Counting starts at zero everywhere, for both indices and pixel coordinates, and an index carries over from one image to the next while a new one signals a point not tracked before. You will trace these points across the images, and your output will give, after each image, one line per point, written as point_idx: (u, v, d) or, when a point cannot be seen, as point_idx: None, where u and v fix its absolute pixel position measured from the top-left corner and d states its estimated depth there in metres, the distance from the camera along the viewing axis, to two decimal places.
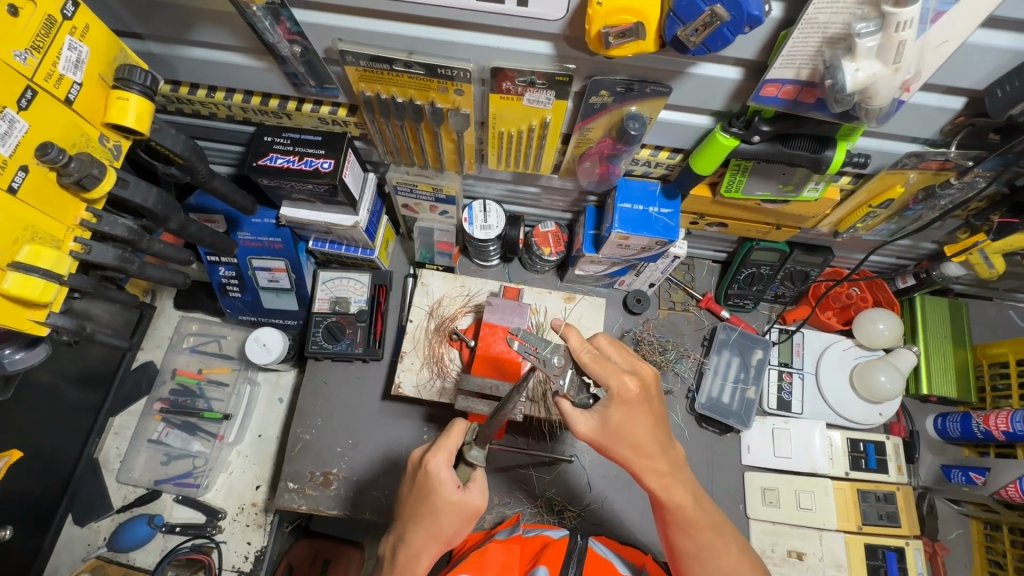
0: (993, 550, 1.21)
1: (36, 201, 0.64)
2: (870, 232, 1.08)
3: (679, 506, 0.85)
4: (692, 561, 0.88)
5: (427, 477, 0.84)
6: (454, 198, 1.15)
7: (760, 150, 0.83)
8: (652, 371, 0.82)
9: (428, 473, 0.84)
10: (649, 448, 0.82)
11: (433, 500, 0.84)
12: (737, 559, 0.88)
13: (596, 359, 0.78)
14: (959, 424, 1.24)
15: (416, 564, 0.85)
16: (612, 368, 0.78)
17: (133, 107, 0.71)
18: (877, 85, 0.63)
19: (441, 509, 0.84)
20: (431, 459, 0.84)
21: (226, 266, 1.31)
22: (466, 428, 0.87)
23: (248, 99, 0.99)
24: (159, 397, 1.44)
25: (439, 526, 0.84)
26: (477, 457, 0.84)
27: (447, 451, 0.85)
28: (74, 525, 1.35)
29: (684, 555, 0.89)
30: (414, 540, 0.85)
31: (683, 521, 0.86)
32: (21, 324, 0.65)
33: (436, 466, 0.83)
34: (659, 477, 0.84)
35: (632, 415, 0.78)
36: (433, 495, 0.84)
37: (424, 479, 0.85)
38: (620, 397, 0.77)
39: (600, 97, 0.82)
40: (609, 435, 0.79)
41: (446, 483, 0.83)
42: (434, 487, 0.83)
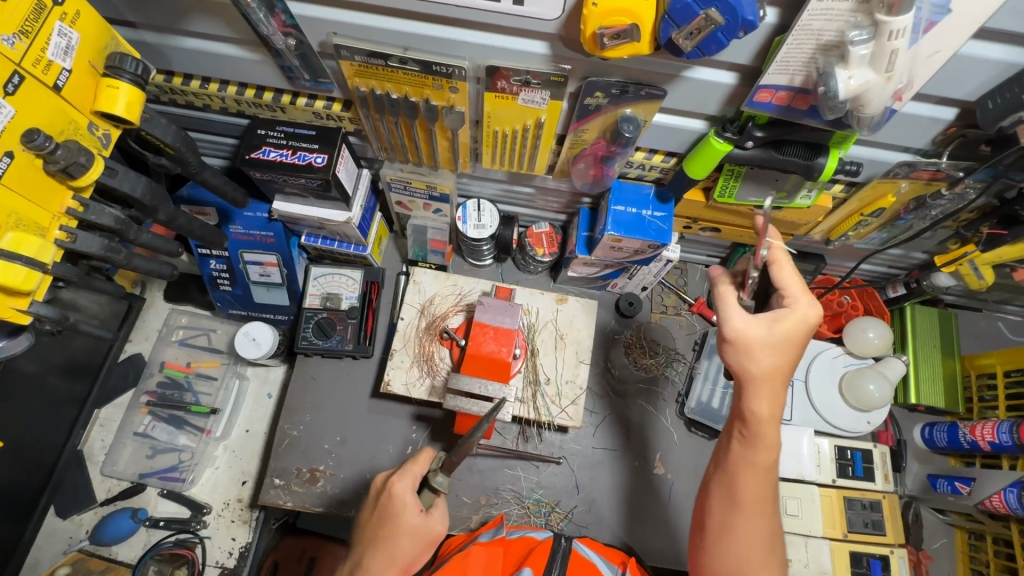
0: (977, 560, 1.22)
1: (21, 188, 0.63)
2: (861, 240, 1.08)
3: (753, 463, 0.77)
4: (727, 506, 0.78)
5: (390, 500, 0.85)
6: (448, 196, 1.15)
7: (753, 155, 0.83)
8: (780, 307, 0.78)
9: (392, 497, 0.85)
10: (775, 394, 0.75)
11: (394, 523, 0.83)
12: (768, 537, 0.77)
13: (758, 281, 0.78)
14: (946, 433, 1.25)
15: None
16: (752, 293, 0.77)
17: (123, 96, 0.71)
18: (870, 93, 0.63)
19: (402, 532, 0.83)
20: (395, 481, 0.85)
21: (217, 259, 1.30)
22: (432, 456, 0.89)
23: (242, 91, 0.99)
24: (146, 390, 1.43)
25: (400, 552, 0.83)
26: (441, 484, 0.85)
27: (412, 475, 0.86)
28: (56, 518, 1.34)
29: (722, 501, 0.79)
30: (372, 564, 0.83)
31: (738, 468, 0.77)
32: (3, 312, 0.64)
33: (400, 490, 0.85)
34: (778, 431, 0.76)
35: (765, 336, 0.74)
36: (394, 519, 0.84)
37: (387, 502, 0.85)
38: (783, 311, 0.74)
39: (595, 98, 0.82)
40: (755, 361, 0.74)
41: (409, 507, 0.84)
42: (397, 512, 0.84)
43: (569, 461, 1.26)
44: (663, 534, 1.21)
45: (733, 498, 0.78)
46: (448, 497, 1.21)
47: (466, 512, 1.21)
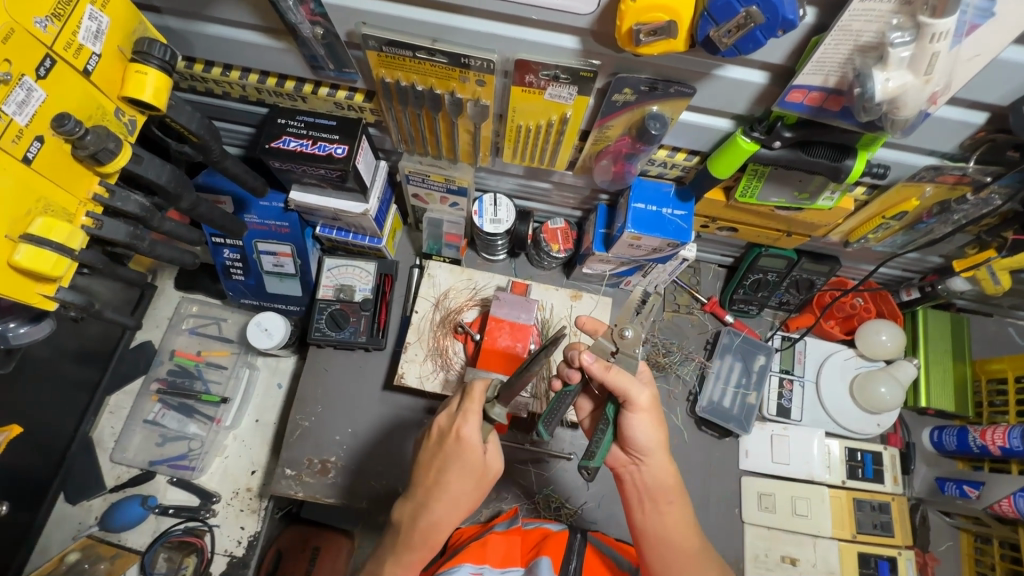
0: (982, 563, 1.22)
1: (50, 173, 0.63)
2: (879, 243, 1.08)
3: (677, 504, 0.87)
4: (648, 542, 0.86)
5: (457, 441, 0.82)
6: (466, 189, 1.14)
7: (780, 156, 0.83)
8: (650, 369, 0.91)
9: (458, 438, 0.82)
10: (645, 442, 0.86)
11: (458, 471, 0.82)
12: None
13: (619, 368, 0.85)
14: (955, 437, 1.25)
15: (437, 532, 0.82)
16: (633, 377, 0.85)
17: (151, 82, 0.70)
18: (907, 95, 0.63)
19: (468, 478, 0.82)
20: (464, 421, 0.82)
21: (231, 248, 1.29)
22: (491, 386, 0.87)
23: (263, 79, 0.98)
24: (156, 377, 1.43)
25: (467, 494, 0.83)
26: (499, 415, 0.84)
27: (475, 414, 0.83)
28: (66, 503, 1.34)
29: (663, 551, 0.84)
30: (438, 508, 0.82)
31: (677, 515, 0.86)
32: (30, 298, 0.64)
33: (468, 432, 0.82)
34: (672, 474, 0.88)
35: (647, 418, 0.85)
36: (459, 461, 0.82)
37: (452, 445, 0.83)
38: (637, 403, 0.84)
39: (623, 94, 0.81)
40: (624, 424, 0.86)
41: (474, 446, 0.82)
42: (461, 454, 0.82)
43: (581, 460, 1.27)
44: None
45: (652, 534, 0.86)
46: None
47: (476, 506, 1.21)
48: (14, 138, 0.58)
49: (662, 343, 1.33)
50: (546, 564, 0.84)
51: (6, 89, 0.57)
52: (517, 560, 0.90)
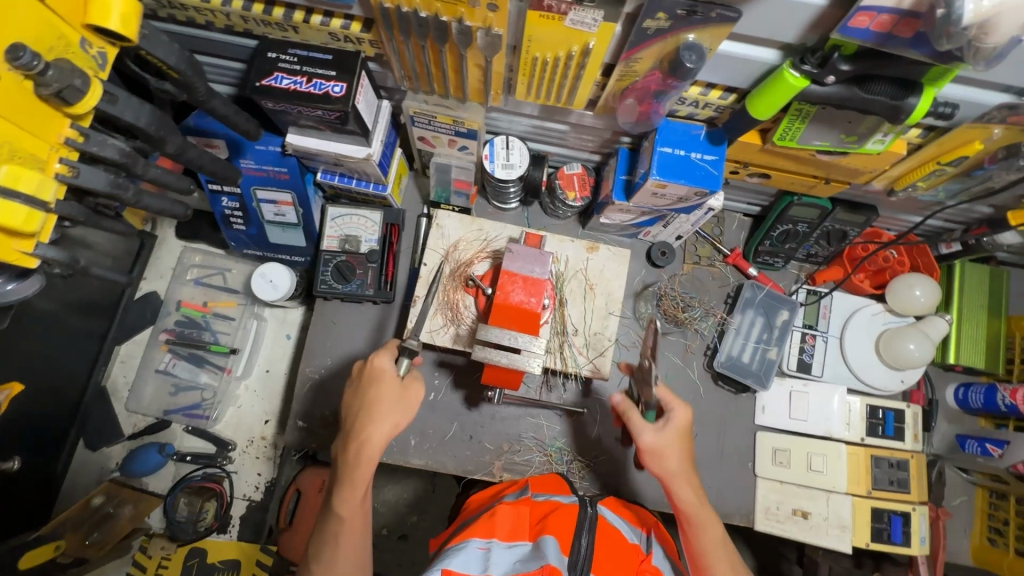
0: (995, 517, 1.22)
1: (11, 113, 0.56)
2: (928, 192, 0.98)
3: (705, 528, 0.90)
4: (689, 523, 0.90)
5: (371, 372, 0.91)
6: (475, 132, 1.05)
7: (833, 93, 0.72)
8: (677, 462, 0.92)
9: (375, 370, 0.91)
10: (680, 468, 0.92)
11: (376, 398, 0.88)
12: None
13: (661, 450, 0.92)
14: (982, 395, 1.21)
15: (371, 446, 0.86)
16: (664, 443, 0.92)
17: (117, 7, 0.61)
18: (1000, 16, 0.53)
19: (389, 398, 0.88)
20: (374, 357, 0.92)
21: (228, 197, 1.22)
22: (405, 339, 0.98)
23: (249, 6, 0.87)
24: (164, 328, 1.41)
25: (389, 411, 0.88)
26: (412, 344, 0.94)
27: (389, 351, 0.94)
28: (86, 449, 1.36)
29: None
30: (362, 428, 0.87)
31: (689, 517, 0.91)
32: (8, 256, 0.59)
33: (381, 363, 0.91)
34: (693, 493, 0.92)
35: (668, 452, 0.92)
36: (378, 385, 0.90)
37: (368, 377, 0.91)
38: (650, 449, 0.93)
39: (657, 20, 0.71)
40: (665, 439, 0.92)
41: (385, 371, 0.90)
42: (377, 382, 0.90)
43: (593, 413, 1.26)
44: (720, 488, 1.22)
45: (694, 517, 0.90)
46: (471, 442, 1.24)
47: (488, 457, 1.23)
48: None
49: (683, 298, 1.28)
50: (553, 543, 0.77)
51: None
52: (526, 531, 0.84)
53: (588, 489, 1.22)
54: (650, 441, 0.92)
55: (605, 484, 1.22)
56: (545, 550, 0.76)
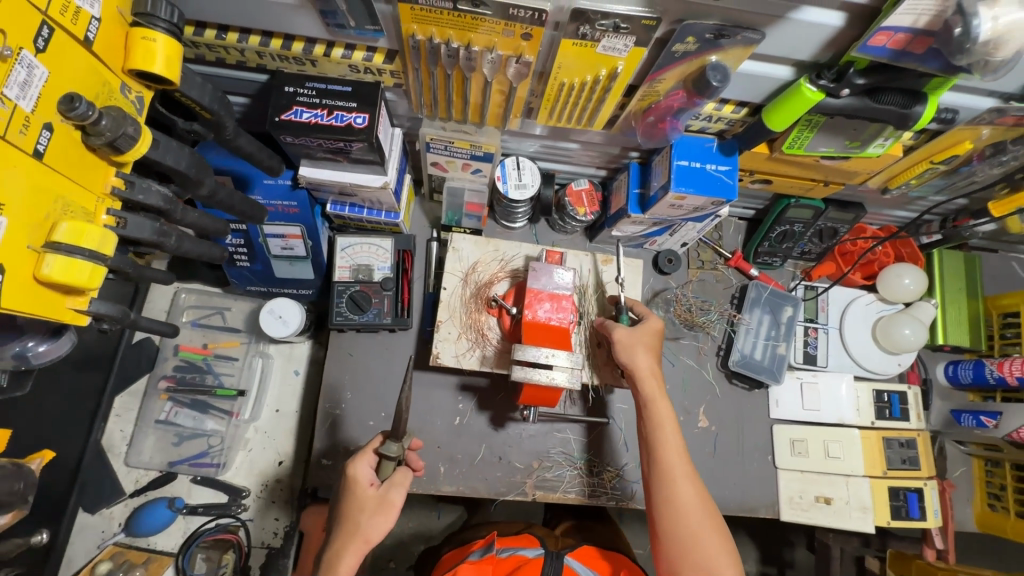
0: (992, 484, 1.32)
1: (64, 166, 0.53)
2: (917, 188, 1.07)
3: (660, 421, 0.99)
4: (652, 420, 1.00)
5: (347, 481, 0.92)
6: (492, 155, 1.05)
7: (846, 104, 0.78)
8: (647, 365, 1.01)
9: (352, 479, 0.92)
10: (648, 369, 1.01)
11: (353, 509, 0.90)
12: (694, 490, 0.95)
13: (628, 344, 1.02)
14: (971, 371, 1.31)
15: (338, 562, 0.89)
16: (634, 341, 1.02)
17: (161, 50, 0.59)
18: (1012, 34, 0.59)
19: (363, 509, 0.90)
20: (352, 464, 0.93)
21: (232, 233, 1.18)
22: (386, 436, 0.96)
23: (267, 42, 0.85)
24: (163, 375, 1.35)
25: (362, 515, 0.90)
26: (391, 449, 0.92)
27: (367, 453, 0.94)
28: (85, 513, 1.27)
29: (674, 466, 0.97)
30: (335, 542, 0.90)
31: (655, 414, 1.00)
32: (62, 315, 0.55)
33: (355, 471, 0.92)
34: (649, 364, 1.01)
35: (635, 341, 1.02)
36: (355, 491, 0.91)
37: (346, 483, 0.93)
38: (623, 342, 1.02)
39: (685, 44, 0.75)
40: (631, 339, 1.02)
41: (361, 480, 0.91)
42: (355, 489, 0.92)
43: (617, 422, 1.28)
44: (745, 482, 1.26)
45: (660, 420, 0.99)
46: (501, 464, 1.23)
47: (518, 477, 1.23)
48: (21, 128, 0.48)
49: (694, 302, 1.33)
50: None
51: (5, 67, 0.46)
52: None
53: (620, 498, 1.24)
54: (621, 334, 1.01)
55: (635, 491, 1.24)
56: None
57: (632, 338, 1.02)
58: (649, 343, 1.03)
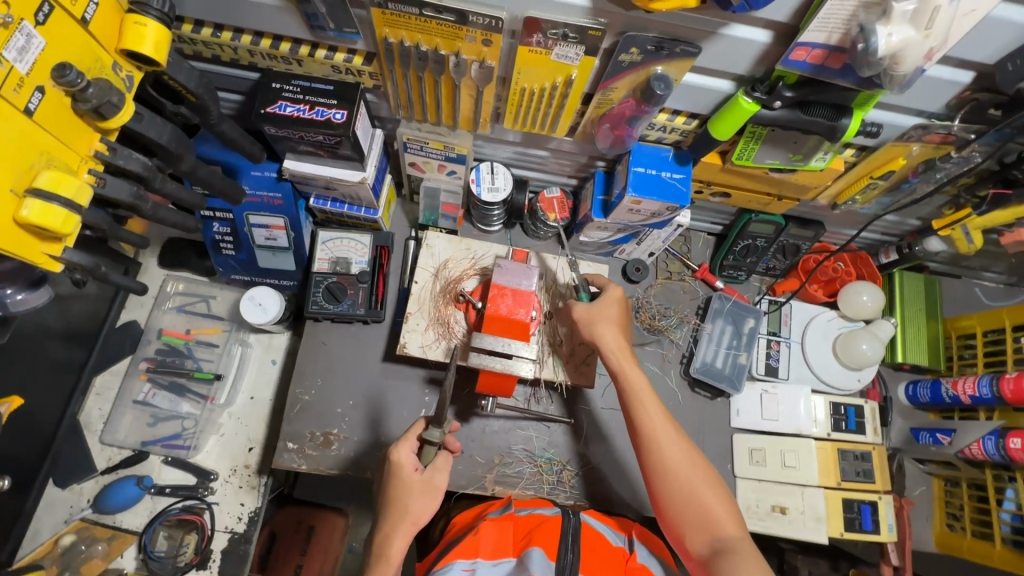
0: (952, 504, 1.32)
1: (52, 125, 0.60)
2: (866, 205, 1.12)
3: (634, 385, 1.02)
4: (625, 387, 1.03)
5: (392, 466, 0.95)
6: (465, 157, 1.13)
7: (780, 116, 0.85)
8: (612, 335, 1.06)
9: (393, 464, 0.95)
10: (615, 339, 1.06)
11: (400, 492, 0.93)
12: (678, 448, 0.97)
13: (589, 316, 1.08)
14: (929, 390, 1.33)
15: (389, 546, 0.90)
16: (593, 314, 1.08)
17: (151, 35, 0.67)
18: (907, 50, 0.65)
19: (411, 492, 0.93)
20: (396, 449, 0.95)
21: (220, 222, 1.25)
22: (429, 421, 0.99)
23: (257, 41, 0.94)
24: (144, 357, 1.40)
25: (411, 496, 0.92)
26: (434, 435, 0.95)
27: (407, 440, 0.97)
28: (56, 487, 1.30)
29: (654, 430, 0.98)
30: (384, 525, 0.92)
31: (627, 379, 1.03)
32: (36, 258, 0.61)
33: (399, 456, 0.95)
34: (614, 336, 1.06)
35: (594, 312, 1.08)
36: (399, 475, 0.94)
37: (389, 468, 0.95)
38: (583, 318, 1.08)
39: (630, 54, 0.82)
40: (589, 314, 1.08)
41: (405, 465, 0.94)
42: (399, 472, 0.94)
43: (580, 422, 1.31)
44: None
45: (633, 387, 1.02)
46: (463, 457, 1.26)
47: (480, 471, 1.25)
48: (15, 87, 0.55)
49: (657, 308, 1.37)
50: (538, 554, 0.85)
51: (6, 33, 0.53)
52: (509, 548, 0.91)
53: (579, 497, 1.26)
54: (580, 310, 1.08)
55: (594, 492, 1.26)
56: (530, 562, 0.84)
57: (596, 311, 1.08)
58: (607, 313, 1.08)
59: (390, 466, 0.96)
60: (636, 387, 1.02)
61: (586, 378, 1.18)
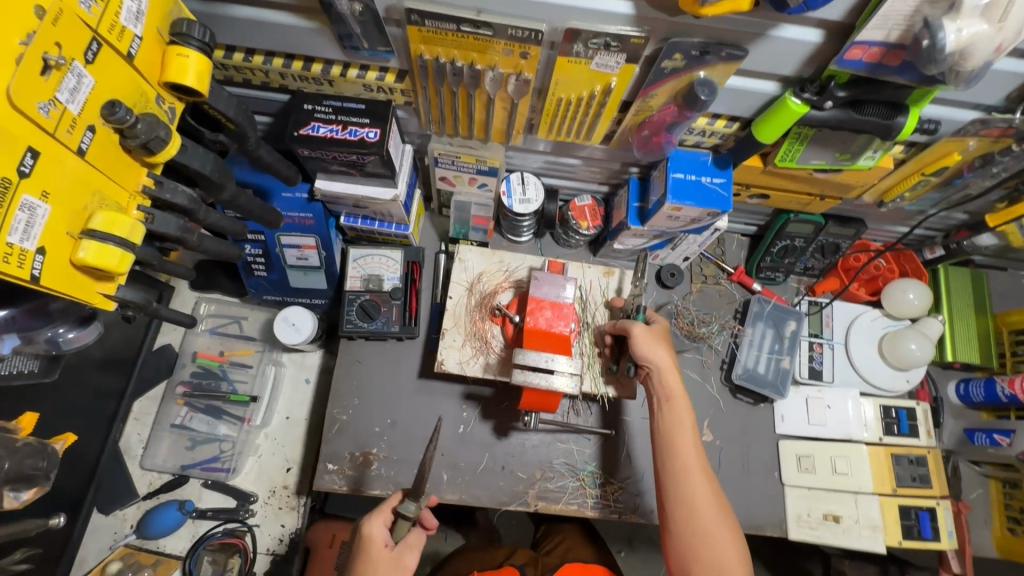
0: (1011, 507, 1.27)
1: (102, 164, 0.59)
2: (913, 202, 1.09)
3: (680, 409, 1.02)
4: (669, 410, 1.02)
5: (362, 539, 0.94)
6: (497, 170, 1.10)
7: (831, 116, 0.82)
8: (667, 361, 1.04)
9: (364, 538, 0.93)
10: (665, 362, 1.04)
11: (367, 569, 0.91)
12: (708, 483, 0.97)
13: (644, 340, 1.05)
14: (982, 389, 1.28)
15: None
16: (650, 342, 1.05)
17: (193, 65, 0.66)
18: (977, 45, 0.62)
19: (379, 570, 0.90)
20: (367, 522, 0.94)
21: (252, 243, 1.25)
22: (404, 495, 0.98)
23: (289, 63, 0.93)
24: (180, 380, 1.40)
25: (379, 572, 0.90)
26: (407, 509, 0.93)
27: (381, 513, 0.95)
28: (99, 514, 1.31)
29: (685, 462, 0.98)
30: None
31: (672, 402, 1.03)
32: (93, 299, 0.60)
33: (370, 529, 0.94)
34: (667, 359, 1.04)
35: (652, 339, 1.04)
36: (367, 552, 0.92)
37: (359, 543, 0.94)
38: (639, 336, 1.04)
39: (673, 60, 0.80)
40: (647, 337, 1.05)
41: (376, 540, 0.92)
42: (368, 548, 0.92)
43: (621, 433, 1.28)
44: (751, 498, 1.24)
45: (676, 411, 1.02)
46: (503, 473, 1.24)
47: (522, 487, 1.23)
48: (68, 128, 0.54)
49: (696, 315, 1.34)
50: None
51: (59, 74, 0.52)
52: None
53: (623, 510, 1.23)
54: (637, 331, 1.05)
55: (638, 505, 1.24)
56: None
57: (648, 334, 1.05)
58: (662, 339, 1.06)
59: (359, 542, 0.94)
60: (678, 413, 1.02)
61: (629, 391, 1.15)
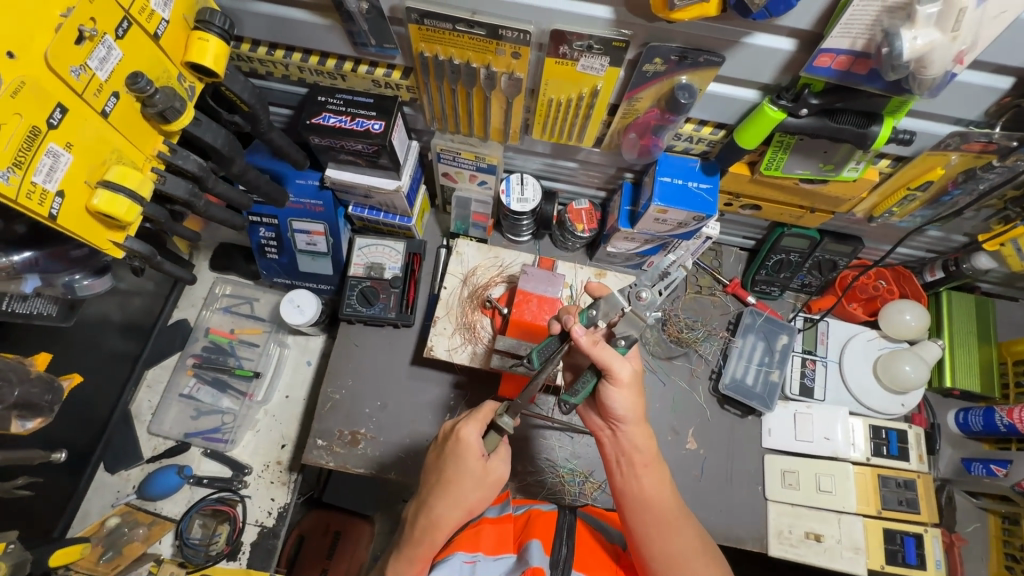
0: (1011, 545, 1.21)
1: (123, 127, 0.67)
2: (904, 218, 1.09)
3: (651, 468, 0.97)
4: (642, 469, 0.96)
5: (458, 443, 0.93)
6: (495, 167, 1.18)
7: (807, 124, 0.85)
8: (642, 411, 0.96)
9: (458, 440, 0.94)
10: (637, 417, 0.95)
11: (461, 473, 0.92)
12: (691, 535, 0.94)
13: (627, 384, 0.92)
14: (981, 417, 1.25)
15: (435, 531, 0.91)
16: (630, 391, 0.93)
17: (211, 49, 0.74)
18: (934, 53, 0.65)
19: (470, 476, 0.92)
20: (464, 426, 0.94)
21: (266, 227, 1.34)
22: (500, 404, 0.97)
23: (306, 58, 1.02)
24: (192, 353, 1.49)
25: (468, 479, 0.92)
26: (506, 424, 0.92)
27: (478, 421, 0.94)
28: (105, 472, 1.39)
29: (668, 519, 0.94)
30: (435, 507, 0.92)
31: (643, 459, 0.97)
32: (103, 245, 0.67)
33: (467, 434, 0.93)
34: (637, 415, 0.95)
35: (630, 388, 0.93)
36: (460, 457, 0.92)
37: (454, 446, 0.94)
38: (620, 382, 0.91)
39: (654, 64, 0.84)
40: (628, 384, 0.92)
41: (472, 447, 0.92)
42: (461, 453, 0.93)
43: None
44: (732, 509, 1.23)
45: (648, 468, 0.97)
46: None
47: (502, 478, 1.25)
48: (95, 91, 0.62)
49: (685, 321, 1.36)
50: (536, 546, 0.87)
51: (91, 44, 0.61)
52: (509, 545, 0.92)
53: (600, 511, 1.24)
54: (623, 375, 0.90)
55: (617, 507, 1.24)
56: (529, 555, 0.85)
57: (631, 382, 0.92)
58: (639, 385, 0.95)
59: (452, 443, 0.94)
60: (650, 470, 0.96)
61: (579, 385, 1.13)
